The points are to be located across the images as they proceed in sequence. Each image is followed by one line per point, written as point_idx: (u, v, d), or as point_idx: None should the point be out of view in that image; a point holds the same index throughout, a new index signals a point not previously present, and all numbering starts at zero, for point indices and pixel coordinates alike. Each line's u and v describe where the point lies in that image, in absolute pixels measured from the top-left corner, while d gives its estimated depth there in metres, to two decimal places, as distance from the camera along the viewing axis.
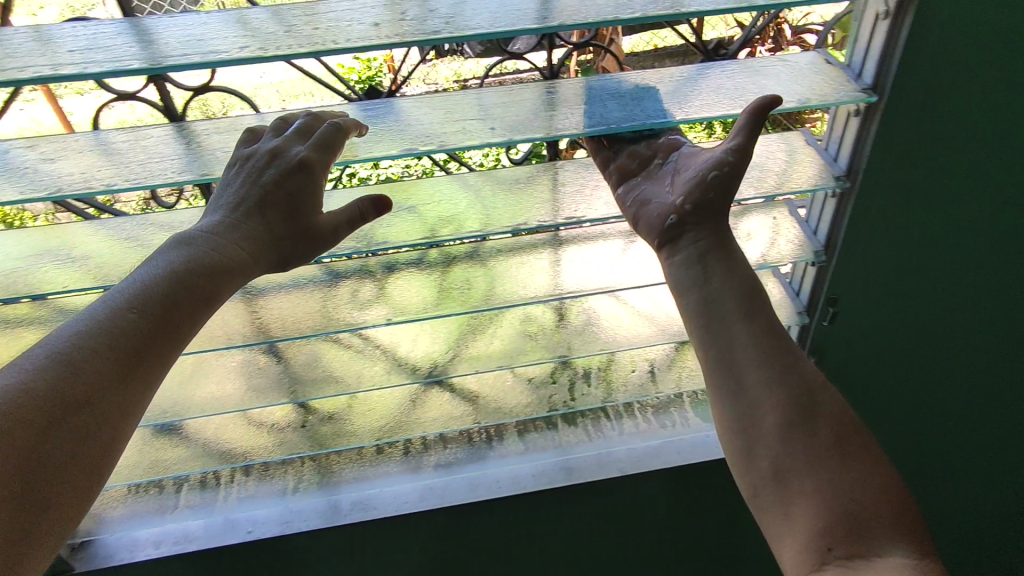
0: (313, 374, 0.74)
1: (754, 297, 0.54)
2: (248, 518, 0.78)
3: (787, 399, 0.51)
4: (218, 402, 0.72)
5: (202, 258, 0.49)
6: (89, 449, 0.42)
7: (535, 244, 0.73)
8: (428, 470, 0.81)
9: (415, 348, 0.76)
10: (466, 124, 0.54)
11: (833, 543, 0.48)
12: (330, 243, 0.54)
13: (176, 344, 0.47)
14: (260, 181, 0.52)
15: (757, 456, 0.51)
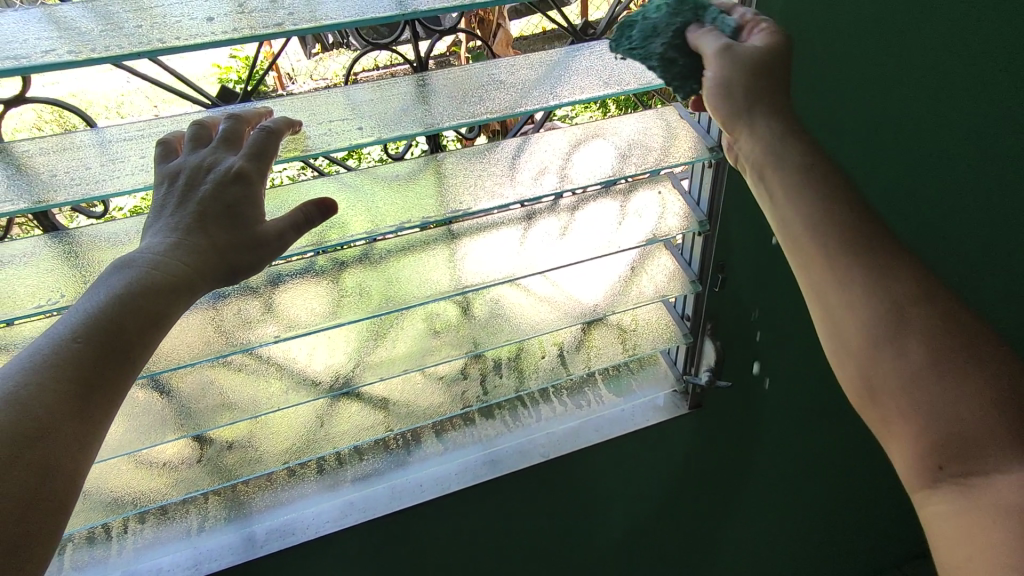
0: (203, 403, 0.68)
1: (814, 198, 0.49)
2: (151, 569, 0.71)
3: (868, 316, 0.46)
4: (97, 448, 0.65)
5: (149, 277, 0.40)
6: (54, 495, 0.34)
7: (433, 240, 0.72)
8: (346, 486, 0.77)
9: (316, 362, 0.72)
10: (333, 124, 0.51)
11: (944, 460, 0.42)
12: (279, 253, 0.45)
13: (133, 369, 0.39)
14: (200, 198, 0.44)
15: (850, 368, 0.48)
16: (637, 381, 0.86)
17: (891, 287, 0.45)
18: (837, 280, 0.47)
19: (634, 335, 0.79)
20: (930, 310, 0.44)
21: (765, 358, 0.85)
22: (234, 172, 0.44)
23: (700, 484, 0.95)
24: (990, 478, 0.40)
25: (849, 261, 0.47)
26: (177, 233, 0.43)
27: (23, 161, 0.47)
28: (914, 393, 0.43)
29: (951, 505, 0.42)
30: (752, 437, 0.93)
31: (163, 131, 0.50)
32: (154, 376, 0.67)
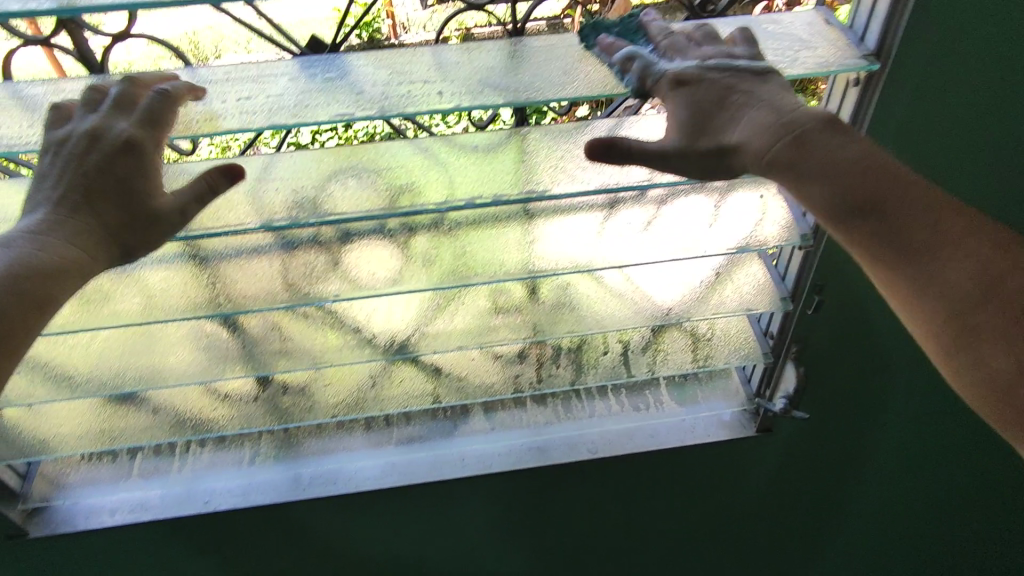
0: (269, 345, 0.71)
1: (887, 177, 0.49)
2: (206, 489, 0.75)
3: (974, 319, 0.49)
4: (173, 373, 0.69)
5: (39, 253, 0.45)
6: None
7: (505, 217, 0.68)
8: (390, 446, 0.77)
9: (375, 323, 0.73)
10: (415, 87, 0.49)
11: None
12: (179, 227, 0.48)
13: (5, 356, 0.45)
14: (66, 172, 0.47)
15: (973, 324, 0.49)
16: (703, 390, 0.80)
17: (1004, 290, 0.48)
18: (904, 245, 0.49)
19: (708, 344, 0.73)
20: (1011, 284, 0.48)
21: (854, 395, 0.76)
22: (124, 143, 0.47)
23: (755, 511, 0.89)
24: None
25: (942, 262, 0.49)
26: (64, 208, 0.47)
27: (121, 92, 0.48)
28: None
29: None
30: (824, 475, 0.85)
31: (249, 73, 0.50)
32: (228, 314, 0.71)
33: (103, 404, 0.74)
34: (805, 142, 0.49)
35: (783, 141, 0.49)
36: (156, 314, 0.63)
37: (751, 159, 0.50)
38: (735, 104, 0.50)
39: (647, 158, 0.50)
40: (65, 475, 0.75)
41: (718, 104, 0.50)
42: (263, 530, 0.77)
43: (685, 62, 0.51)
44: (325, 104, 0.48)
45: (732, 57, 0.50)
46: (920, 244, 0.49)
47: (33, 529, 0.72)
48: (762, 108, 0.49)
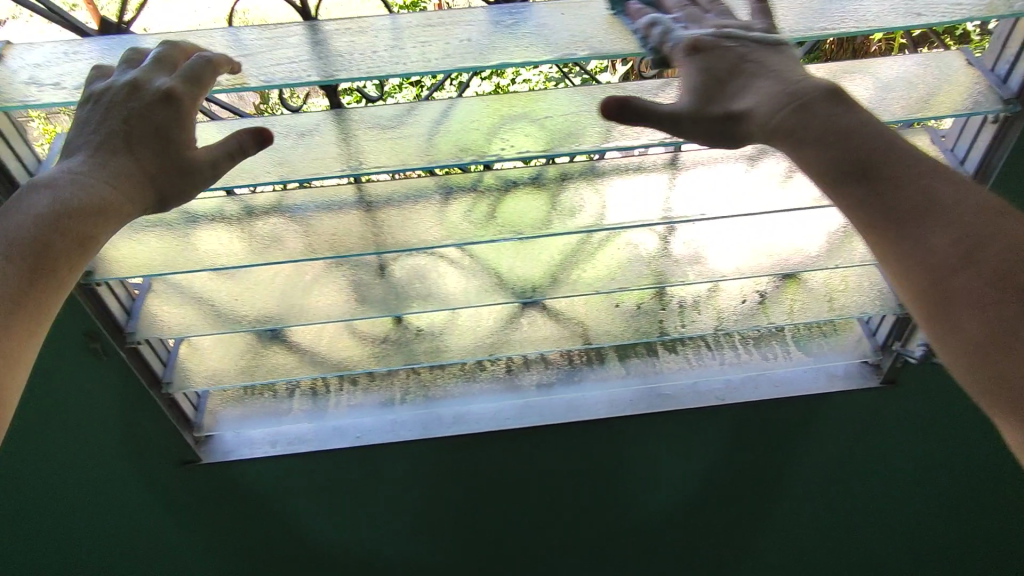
0: (414, 287, 0.73)
1: (886, 146, 0.45)
2: (355, 425, 0.80)
3: (957, 286, 0.41)
4: (321, 313, 0.71)
5: (88, 194, 0.44)
6: None
7: (653, 166, 0.70)
8: (530, 388, 0.81)
9: (514, 270, 0.74)
10: (608, 32, 0.50)
11: (1013, 409, 0.39)
12: (208, 180, 0.48)
13: (57, 291, 0.44)
14: (111, 120, 0.46)
15: (954, 308, 0.41)
16: (828, 344, 0.82)
17: (982, 248, 0.41)
18: (925, 219, 0.43)
19: (842, 296, 0.75)
20: (996, 251, 0.41)
21: None
22: (165, 92, 0.46)
23: (874, 470, 0.89)
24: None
25: (931, 225, 0.42)
26: (106, 156, 0.46)
27: (327, 37, 0.51)
28: None
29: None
30: (951, 433, 0.84)
31: (438, 19, 0.52)
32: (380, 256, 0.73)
33: (261, 342, 0.79)
34: (807, 108, 0.47)
35: (789, 109, 0.47)
36: (319, 253, 0.65)
37: (757, 125, 0.48)
38: (747, 73, 0.49)
39: (661, 122, 0.47)
40: (227, 408, 0.81)
41: (732, 71, 0.49)
42: (404, 464, 0.82)
43: (701, 30, 0.50)
44: (503, 53, 0.50)
45: (747, 28, 0.50)
46: (916, 208, 0.43)
47: (202, 455, 0.78)
48: (773, 80, 0.48)
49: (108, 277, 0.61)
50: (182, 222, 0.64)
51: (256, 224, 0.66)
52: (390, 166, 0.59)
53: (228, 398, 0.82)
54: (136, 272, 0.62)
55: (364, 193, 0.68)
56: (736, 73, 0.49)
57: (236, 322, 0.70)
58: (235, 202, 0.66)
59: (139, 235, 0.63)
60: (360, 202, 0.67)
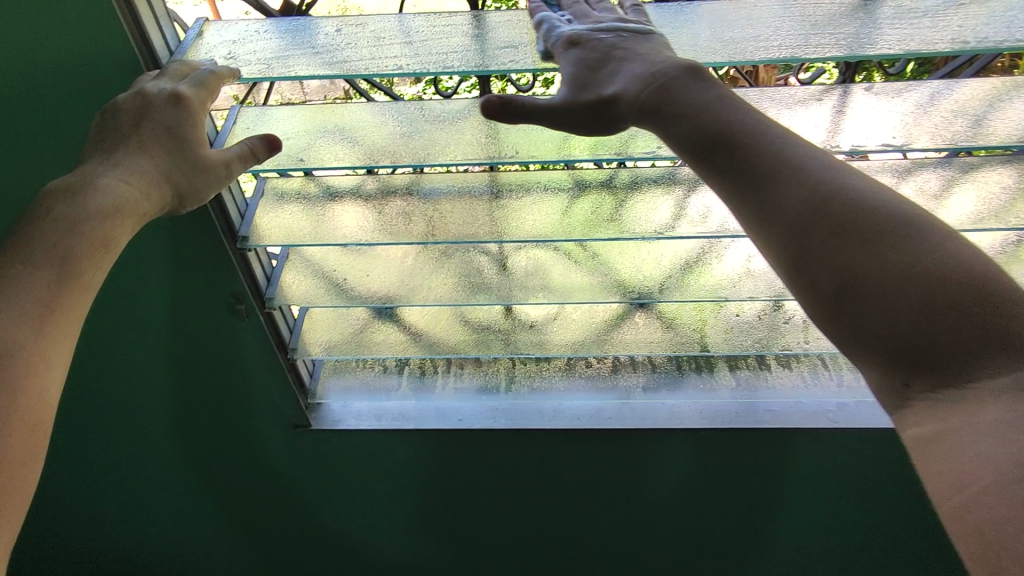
0: (530, 281, 0.73)
1: (741, 122, 0.45)
2: (457, 409, 0.82)
3: (811, 243, 0.40)
4: (440, 297, 0.72)
5: (114, 192, 0.45)
6: (30, 420, 0.39)
7: None
8: (637, 393, 0.81)
9: (636, 270, 0.73)
10: (782, 33, 0.48)
11: (911, 375, 0.37)
12: (223, 180, 0.50)
13: (84, 291, 0.44)
14: (123, 122, 0.48)
15: (811, 269, 0.40)
16: None
17: (826, 209, 0.40)
18: (773, 190, 0.42)
19: None
20: (872, 220, 0.39)
21: None
22: (173, 95, 0.47)
23: None
24: (954, 384, 0.36)
25: (782, 188, 0.42)
26: (120, 156, 0.48)
27: (487, 30, 0.51)
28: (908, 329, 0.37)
29: (929, 421, 0.35)
30: None
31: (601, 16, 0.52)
32: (497, 243, 0.72)
33: (371, 318, 0.81)
34: (669, 89, 0.47)
35: (652, 88, 0.47)
36: (445, 237, 0.66)
37: (627, 106, 0.49)
38: (617, 60, 0.49)
39: (536, 115, 0.49)
40: (341, 377, 0.85)
41: (601, 60, 0.49)
42: (497, 450, 0.83)
43: (581, 25, 0.50)
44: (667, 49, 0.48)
45: (621, 21, 0.51)
46: (761, 173, 0.43)
47: (313, 421, 0.82)
48: (644, 64, 0.49)
49: (261, 243, 0.64)
50: (321, 196, 0.67)
51: (386, 206, 0.67)
52: (549, 158, 0.58)
53: (344, 367, 0.87)
54: (275, 241, 0.64)
55: (494, 181, 0.68)
56: (605, 54, 0.49)
57: (356, 298, 0.72)
58: (373, 181, 0.68)
59: (281, 206, 0.66)
60: (490, 189, 0.68)
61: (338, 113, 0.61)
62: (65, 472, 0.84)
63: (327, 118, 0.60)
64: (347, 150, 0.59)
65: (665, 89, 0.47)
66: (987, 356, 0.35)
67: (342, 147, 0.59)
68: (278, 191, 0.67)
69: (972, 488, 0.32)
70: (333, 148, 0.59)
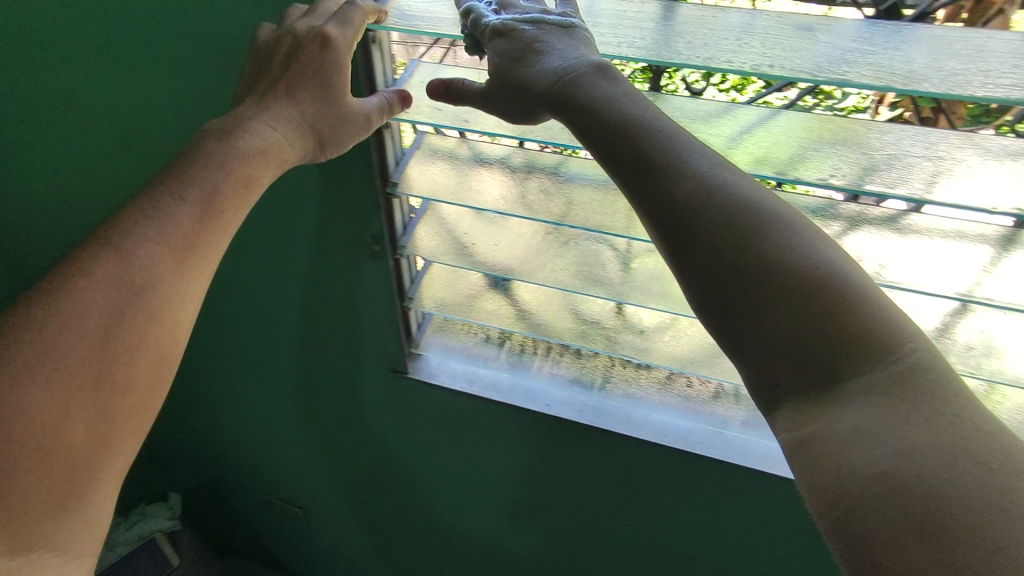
0: (650, 285, 0.72)
1: (594, 99, 0.47)
2: (546, 394, 0.82)
3: (697, 244, 0.44)
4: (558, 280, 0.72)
5: (259, 143, 0.52)
6: (164, 346, 0.48)
7: (980, 234, 0.58)
8: (731, 423, 0.78)
9: None
10: (995, 73, 0.43)
11: (781, 377, 0.42)
12: (364, 129, 0.55)
13: (223, 230, 0.51)
14: (271, 66, 0.53)
15: (687, 266, 0.44)
16: None
17: (685, 215, 0.44)
18: (734, 236, 0.43)
19: None
20: (722, 218, 0.43)
21: None
22: (325, 36, 0.51)
23: None
24: (837, 390, 0.40)
25: (662, 184, 0.45)
26: (269, 102, 0.54)
27: (674, 20, 0.49)
28: (780, 341, 0.41)
29: (806, 421, 0.40)
30: None
31: (806, 25, 0.46)
32: (628, 239, 0.72)
33: (489, 287, 0.83)
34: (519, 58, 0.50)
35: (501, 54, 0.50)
36: (580, 222, 0.66)
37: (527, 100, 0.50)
38: (537, 54, 0.50)
39: (478, 102, 0.52)
40: (441, 335, 0.88)
41: (527, 57, 0.50)
42: (573, 444, 0.83)
43: (511, 15, 0.50)
44: (856, 71, 0.44)
45: (545, 11, 0.50)
46: (640, 158, 0.45)
47: (410, 369, 0.86)
48: (580, 62, 0.48)
49: (408, 192, 0.68)
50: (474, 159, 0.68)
51: (529, 181, 0.68)
52: None
53: (447, 326, 0.89)
54: (420, 191, 0.67)
55: None
56: (541, 44, 0.49)
57: (478, 264, 0.73)
58: (522, 155, 0.68)
59: (434, 161, 0.69)
60: None
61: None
62: (203, 352, 0.97)
63: None
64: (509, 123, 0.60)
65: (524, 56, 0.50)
66: (863, 364, 0.40)
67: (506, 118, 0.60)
68: (435, 148, 0.70)
69: (846, 500, 0.37)
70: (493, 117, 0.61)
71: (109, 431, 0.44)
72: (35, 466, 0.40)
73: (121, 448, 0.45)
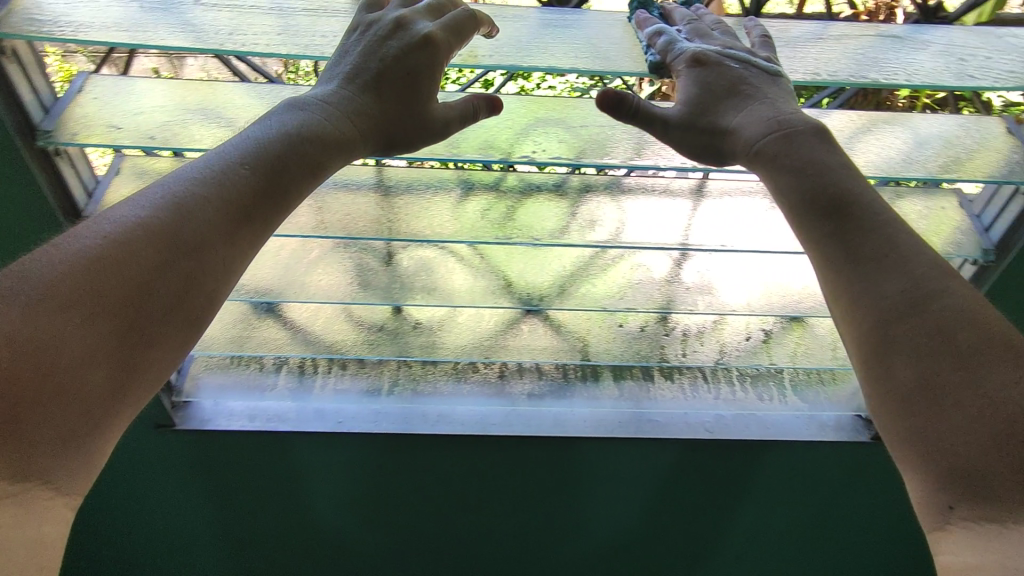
0: (419, 281, 0.72)
1: (841, 179, 0.45)
2: (338, 410, 0.79)
3: (901, 331, 0.40)
4: (323, 293, 0.69)
5: (319, 125, 0.46)
6: (190, 313, 0.39)
7: (679, 189, 0.68)
8: (519, 398, 0.80)
9: (527, 275, 0.73)
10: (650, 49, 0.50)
11: (957, 500, 0.36)
12: (434, 137, 0.50)
13: (284, 210, 0.44)
14: (372, 65, 0.48)
15: (890, 360, 0.40)
16: (822, 393, 0.82)
17: (929, 310, 0.40)
18: (928, 331, 0.40)
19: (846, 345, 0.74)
20: (962, 332, 0.39)
21: None
22: (427, 36, 0.47)
23: (843, 509, 0.90)
24: (1009, 529, 0.35)
25: (884, 273, 0.42)
26: (348, 93, 0.48)
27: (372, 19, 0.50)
28: (950, 425, 0.38)
29: (964, 549, 0.35)
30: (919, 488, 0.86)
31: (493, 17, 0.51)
32: (385, 240, 0.71)
33: (256, 313, 0.76)
34: (409, 78, 0.48)
35: (379, 68, 0.48)
36: (332, 230, 0.63)
37: (742, 147, 0.48)
38: (743, 95, 0.49)
39: (653, 122, 0.48)
40: (208, 376, 0.78)
41: (730, 89, 0.49)
42: (379, 454, 0.81)
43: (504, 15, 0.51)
44: (548, 54, 0.48)
45: (751, 54, 0.50)
46: (838, 203, 0.44)
47: (178, 420, 0.76)
48: (765, 105, 0.48)
49: None
50: None
51: None
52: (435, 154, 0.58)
53: (216, 363, 0.80)
54: None
55: (381, 175, 0.65)
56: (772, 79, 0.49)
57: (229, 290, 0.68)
58: None
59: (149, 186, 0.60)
60: (377, 185, 0.65)
61: (214, 91, 0.54)
62: None
63: (197, 96, 0.53)
64: (217, 133, 0.52)
65: (412, 82, 0.48)
66: None
67: (211, 129, 0.52)
68: (149, 171, 0.61)
69: None
70: (208, 129, 0.52)
71: (118, 390, 0.36)
72: (37, 417, 0.33)
73: (121, 417, 0.36)
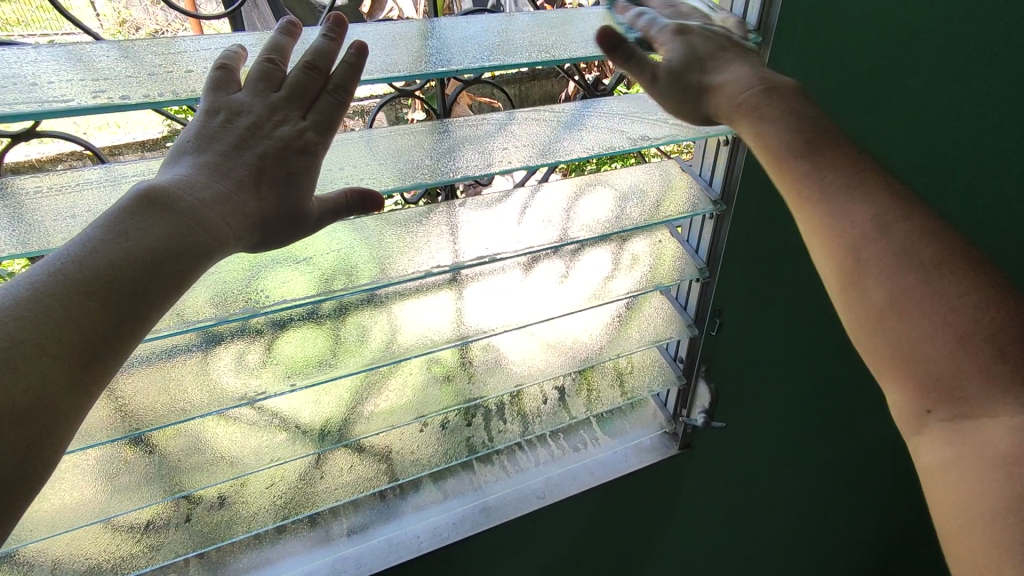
0: (187, 462, 0.62)
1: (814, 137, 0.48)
2: None
3: (883, 262, 0.44)
4: (60, 521, 0.57)
5: (185, 231, 0.38)
6: (21, 485, 0.31)
7: (434, 284, 0.69)
8: (340, 539, 0.73)
9: (312, 414, 0.67)
10: (351, 173, 0.52)
11: (934, 404, 0.42)
12: (311, 231, 0.45)
13: (140, 334, 0.36)
14: (254, 163, 0.42)
15: (866, 289, 0.45)
16: (629, 422, 0.87)
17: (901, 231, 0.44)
18: (902, 260, 0.44)
19: (631, 377, 0.79)
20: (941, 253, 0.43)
21: (735, 409, 0.89)
22: (304, 145, 0.44)
23: (680, 516, 0.97)
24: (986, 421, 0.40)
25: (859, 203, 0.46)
26: (220, 187, 0.40)
27: (13, 201, 0.44)
28: (916, 339, 0.43)
29: (941, 449, 0.42)
30: (729, 472, 0.96)
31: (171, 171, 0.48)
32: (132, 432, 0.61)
33: None
34: (285, 174, 0.43)
35: (263, 159, 0.42)
36: None
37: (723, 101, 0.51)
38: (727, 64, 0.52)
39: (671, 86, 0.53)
40: None
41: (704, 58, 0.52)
42: None
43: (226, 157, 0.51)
44: None
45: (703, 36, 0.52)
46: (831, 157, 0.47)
47: None
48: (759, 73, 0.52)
49: None
50: None
51: None
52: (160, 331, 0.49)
53: None
54: None
55: None
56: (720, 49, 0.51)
57: None
58: None
59: None
60: None
61: None
62: None
63: None
64: None
65: (286, 172, 0.43)
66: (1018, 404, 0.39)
67: None
68: None
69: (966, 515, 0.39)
70: None
71: None
72: None
73: None
